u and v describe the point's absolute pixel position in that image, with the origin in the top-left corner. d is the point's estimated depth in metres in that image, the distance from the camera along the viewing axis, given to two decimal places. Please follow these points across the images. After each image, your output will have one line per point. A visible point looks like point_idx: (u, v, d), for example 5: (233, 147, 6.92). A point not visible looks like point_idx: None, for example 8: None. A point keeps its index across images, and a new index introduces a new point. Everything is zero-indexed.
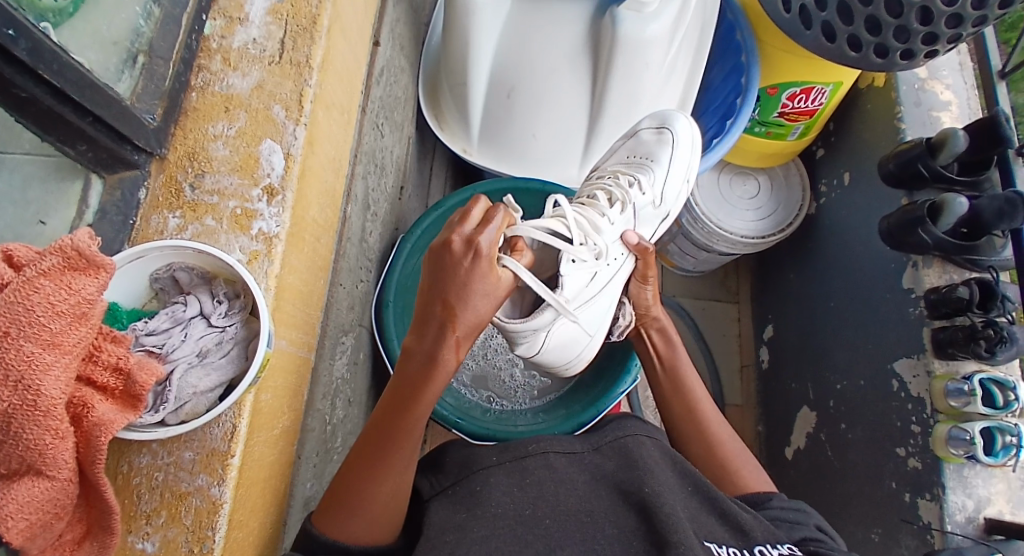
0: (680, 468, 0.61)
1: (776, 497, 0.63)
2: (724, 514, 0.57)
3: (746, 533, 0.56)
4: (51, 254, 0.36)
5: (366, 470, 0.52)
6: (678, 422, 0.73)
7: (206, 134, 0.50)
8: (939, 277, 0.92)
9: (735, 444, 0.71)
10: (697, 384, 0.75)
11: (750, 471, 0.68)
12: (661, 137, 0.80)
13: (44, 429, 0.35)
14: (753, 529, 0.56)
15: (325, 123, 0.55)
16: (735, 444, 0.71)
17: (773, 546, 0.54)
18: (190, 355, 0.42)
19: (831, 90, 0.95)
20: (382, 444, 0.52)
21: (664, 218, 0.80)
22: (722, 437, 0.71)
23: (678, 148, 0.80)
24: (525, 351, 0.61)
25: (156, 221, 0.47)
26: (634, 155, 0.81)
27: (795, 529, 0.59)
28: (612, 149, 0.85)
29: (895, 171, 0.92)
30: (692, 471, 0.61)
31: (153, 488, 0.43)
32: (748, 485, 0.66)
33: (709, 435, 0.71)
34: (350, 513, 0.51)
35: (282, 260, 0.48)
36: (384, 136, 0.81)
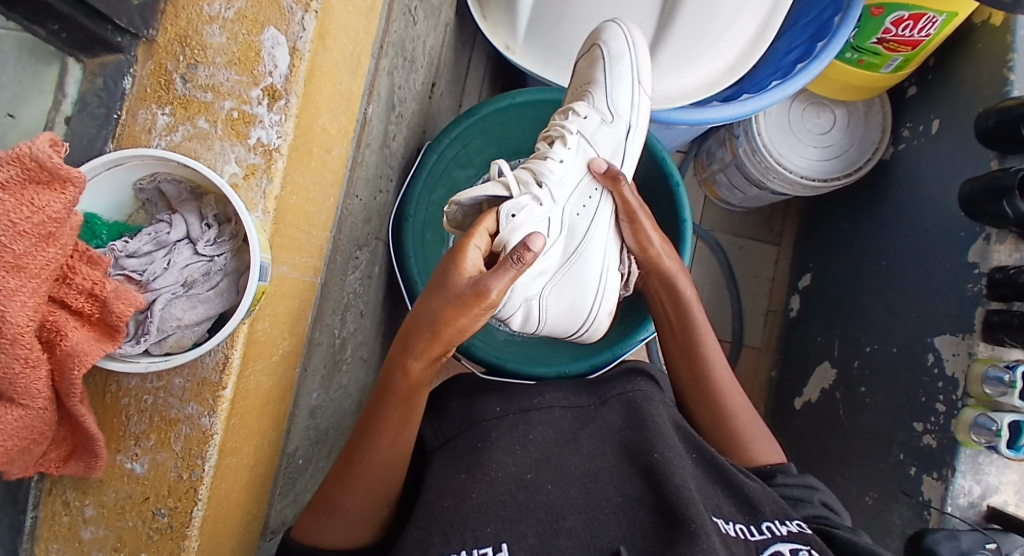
0: (685, 433, 0.59)
1: (785, 472, 0.61)
2: (733, 487, 0.55)
3: (753, 507, 0.53)
4: (7, 164, 0.30)
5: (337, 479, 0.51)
6: (687, 386, 0.69)
7: (200, 14, 0.42)
8: (1010, 255, 0.82)
9: (745, 412, 0.66)
10: (713, 346, 0.69)
11: (756, 444, 0.64)
12: (590, 52, 0.69)
13: (13, 357, 0.32)
14: (761, 503, 0.53)
15: (341, 9, 0.46)
16: (749, 413, 0.67)
17: (781, 522, 0.51)
18: (174, 285, 0.37)
19: (943, 20, 0.81)
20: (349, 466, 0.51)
21: (625, 131, 0.70)
22: (729, 406, 0.66)
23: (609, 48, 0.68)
24: (523, 324, 0.62)
25: (143, 117, 0.41)
26: (577, 82, 0.72)
27: (801, 508, 0.57)
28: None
29: (993, 129, 0.80)
30: (701, 441, 0.59)
31: (142, 412, 0.41)
32: (758, 458, 0.63)
33: (715, 401, 0.67)
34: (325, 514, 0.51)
35: (283, 177, 0.42)
36: (416, 23, 0.71)
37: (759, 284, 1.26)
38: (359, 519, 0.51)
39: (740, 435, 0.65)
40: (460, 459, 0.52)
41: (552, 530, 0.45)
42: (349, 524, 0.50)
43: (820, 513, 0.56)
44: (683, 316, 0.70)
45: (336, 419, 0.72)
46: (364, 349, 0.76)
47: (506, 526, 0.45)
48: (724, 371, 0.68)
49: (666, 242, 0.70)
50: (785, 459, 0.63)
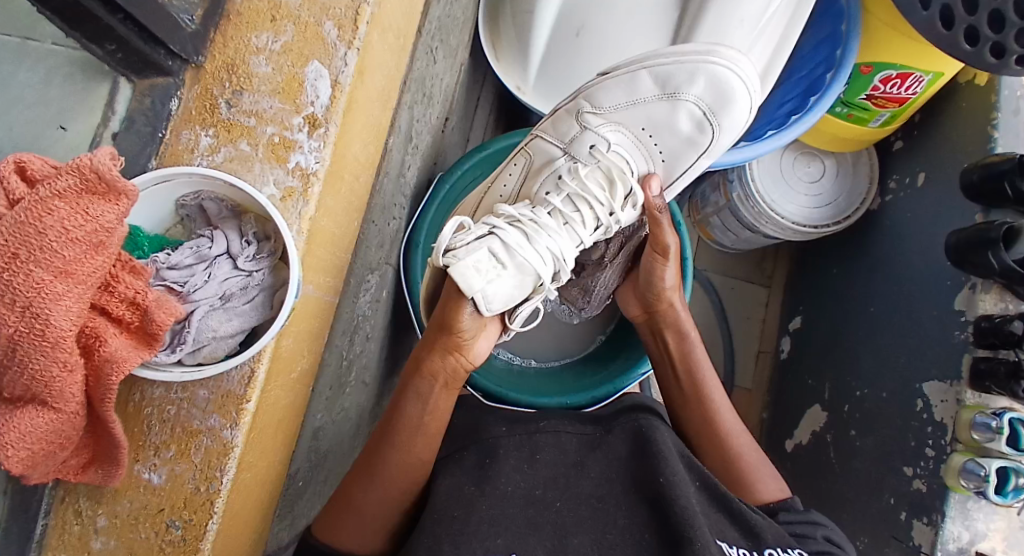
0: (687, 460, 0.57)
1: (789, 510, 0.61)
2: (736, 515, 0.55)
3: (756, 536, 0.54)
4: (68, 173, 0.32)
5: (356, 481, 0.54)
6: (692, 427, 0.70)
7: (248, 45, 0.44)
8: (995, 305, 0.85)
9: (747, 449, 0.67)
10: (713, 386, 0.70)
11: (754, 478, 0.65)
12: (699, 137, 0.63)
13: (52, 361, 0.33)
14: (765, 531, 0.54)
15: (378, 48, 0.49)
16: (753, 452, 0.67)
17: (784, 551, 0.53)
18: (212, 297, 0.39)
19: (929, 80, 0.86)
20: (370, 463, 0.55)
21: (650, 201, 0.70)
22: (727, 443, 0.67)
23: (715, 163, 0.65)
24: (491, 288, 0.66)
25: (187, 137, 0.43)
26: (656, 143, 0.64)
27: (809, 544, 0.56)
28: (626, 97, 0.62)
29: (977, 182, 0.85)
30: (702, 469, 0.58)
31: (164, 422, 0.42)
32: (760, 497, 0.63)
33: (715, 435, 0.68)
34: (348, 515, 0.53)
35: (317, 201, 0.44)
36: (436, 62, 0.74)
37: (750, 324, 1.29)
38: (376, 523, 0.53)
39: (738, 469, 0.65)
40: (468, 472, 0.53)
41: (561, 545, 0.48)
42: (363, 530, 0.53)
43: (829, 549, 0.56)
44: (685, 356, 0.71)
45: (337, 442, 0.72)
46: (367, 374, 0.77)
47: (517, 540, 0.48)
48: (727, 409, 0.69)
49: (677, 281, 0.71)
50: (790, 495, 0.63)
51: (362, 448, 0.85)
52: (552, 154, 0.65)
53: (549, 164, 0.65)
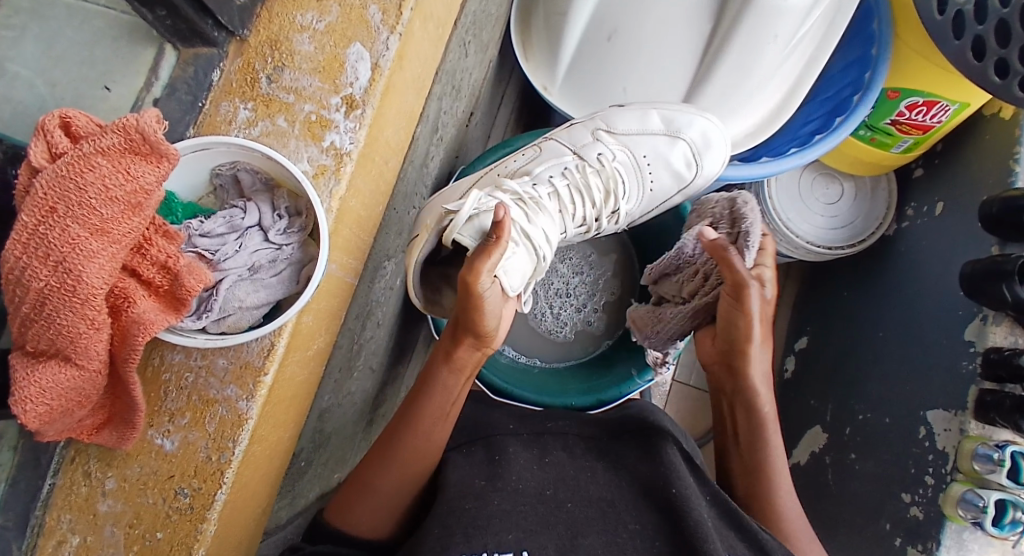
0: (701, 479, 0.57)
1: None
2: (749, 533, 0.54)
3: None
4: (112, 132, 0.32)
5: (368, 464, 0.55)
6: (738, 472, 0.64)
7: (292, 23, 0.45)
8: (1005, 338, 0.85)
9: (798, 502, 0.61)
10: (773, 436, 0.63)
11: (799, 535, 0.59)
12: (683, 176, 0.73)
13: (80, 317, 0.33)
14: (776, 552, 0.54)
15: (419, 35, 0.50)
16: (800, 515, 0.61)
17: None
18: (241, 268, 0.39)
19: (954, 109, 0.86)
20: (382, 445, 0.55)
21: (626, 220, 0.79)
22: (773, 500, 0.60)
23: (692, 208, 0.77)
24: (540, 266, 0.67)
25: (226, 108, 0.43)
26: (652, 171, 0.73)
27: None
28: (636, 125, 0.71)
29: (996, 214, 0.85)
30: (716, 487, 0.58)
31: (181, 389, 0.42)
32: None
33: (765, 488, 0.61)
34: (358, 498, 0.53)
35: (348, 181, 0.44)
36: (468, 55, 0.75)
37: None
38: (390, 502, 0.53)
39: (784, 525, 0.60)
40: (479, 466, 0.54)
41: (571, 545, 0.48)
42: (378, 509, 0.53)
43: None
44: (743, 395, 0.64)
45: (340, 426, 0.73)
46: (374, 360, 0.77)
47: (526, 536, 0.48)
48: (781, 457, 0.63)
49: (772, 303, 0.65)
50: None
51: (364, 435, 0.85)
52: (562, 153, 0.70)
53: (559, 159, 0.69)
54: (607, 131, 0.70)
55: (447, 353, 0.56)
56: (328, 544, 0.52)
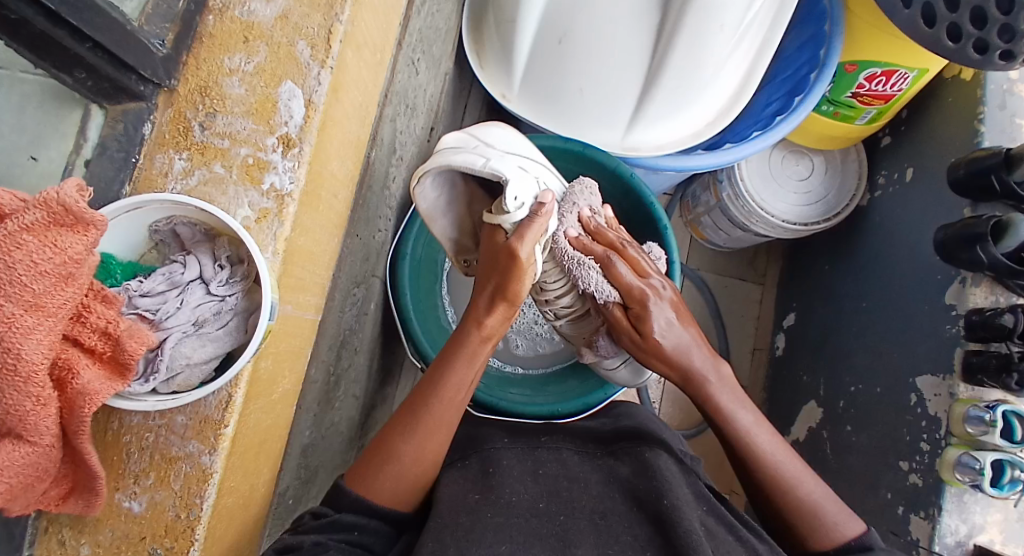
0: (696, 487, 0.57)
1: (881, 546, 0.56)
2: (748, 542, 0.53)
3: None
4: (35, 208, 0.32)
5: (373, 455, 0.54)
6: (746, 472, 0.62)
7: (221, 67, 0.44)
8: (986, 298, 0.85)
9: (818, 490, 0.59)
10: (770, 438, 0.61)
11: (824, 526, 0.57)
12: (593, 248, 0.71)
13: (25, 395, 0.33)
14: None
15: (354, 65, 0.49)
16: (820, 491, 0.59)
17: None
18: (185, 324, 0.39)
19: (913, 77, 0.85)
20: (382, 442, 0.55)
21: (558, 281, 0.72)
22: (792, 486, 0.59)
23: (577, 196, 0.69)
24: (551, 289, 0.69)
25: (160, 161, 0.43)
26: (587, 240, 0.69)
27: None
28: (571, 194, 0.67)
29: (964, 178, 0.85)
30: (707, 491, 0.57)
31: (142, 449, 0.41)
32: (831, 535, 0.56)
33: (774, 489, 0.59)
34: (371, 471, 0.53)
35: (293, 221, 0.44)
36: (419, 73, 0.74)
37: (744, 322, 1.28)
38: (407, 481, 0.53)
39: (809, 518, 0.58)
40: (474, 481, 0.55)
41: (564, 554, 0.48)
42: (397, 491, 0.53)
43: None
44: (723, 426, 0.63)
45: (326, 457, 0.72)
46: (356, 386, 0.76)
47: (519, 548, 0.48)
48: (779, 452, 0.61)
49: (684, 328, 0.65)
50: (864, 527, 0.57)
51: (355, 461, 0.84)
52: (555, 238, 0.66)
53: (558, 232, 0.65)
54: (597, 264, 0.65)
55: (480, 320, 0.56)
56: (351, 514, 0.51)
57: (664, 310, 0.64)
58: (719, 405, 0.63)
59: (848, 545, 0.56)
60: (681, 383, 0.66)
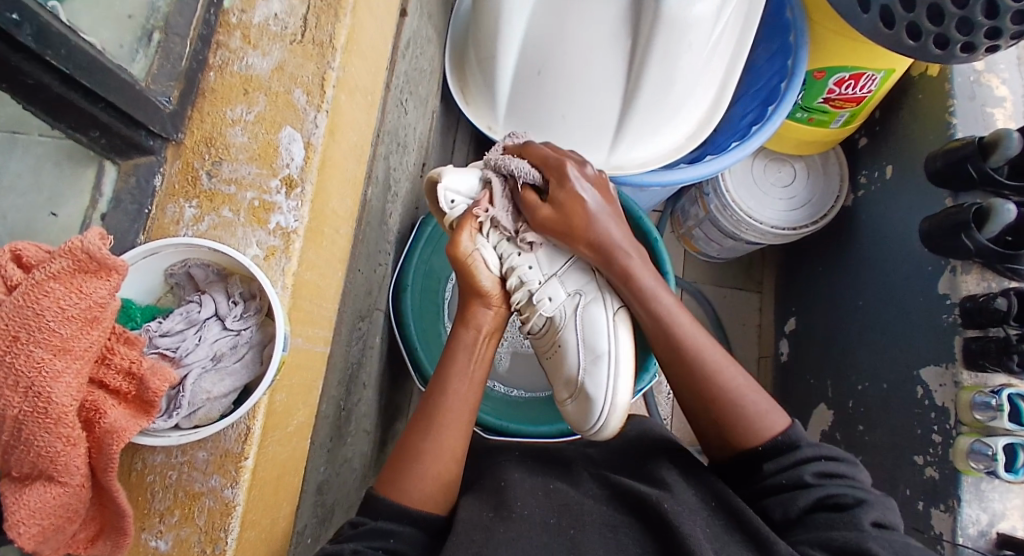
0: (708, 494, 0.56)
1: (808, 442, 0.56)
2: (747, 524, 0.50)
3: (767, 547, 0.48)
4: (60, 257, 0.34)
5: (397, 468, 0.55)
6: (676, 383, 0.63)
7: (224, 119, 0.47)
8: (978, 285, 0.86)
9: (750, 392, 0.59)
10: (705, 341, 0.61)
11: (747, 421, 0.57)
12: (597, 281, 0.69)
13: (56, 436, 0.34)
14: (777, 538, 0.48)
15: (348, 108, 0.52)
16: (745, 386, 0.59)
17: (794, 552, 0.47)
18: (204, 359, 0.41)
19: (881, 78, 0.89)
20: (399, 453, 0.56)
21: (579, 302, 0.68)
22: (713, 371, 0.60)
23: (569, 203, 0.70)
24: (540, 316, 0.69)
25: (172, 210, 0.46)
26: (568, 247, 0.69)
27: (810, 491, 0.52)
28: None
29: (941, 168, 0.88)
30: (718, 484, 0.55)
31: (166, 488, 0.43)
32: (758, 432, 0.57)
33: (700, 380, 0.60)
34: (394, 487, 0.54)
35: (299, 257, 0.46)
36: (407, 112, 0.77)
37: (746, 331, 1.29)
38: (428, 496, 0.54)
39: (728, 405, 0.58)
40: (486, 498, 0.55)
41: None
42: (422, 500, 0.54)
43: (830, 490, 0.51)
44: (663, 335, 0.62)
45: (342, 494, 0.73)
46: (366, 420, 0.77)
47: None
48: (705, 343, 0.61)
49: (607, 204, 0.64)
50: (789, 423, 0.57)
51: None
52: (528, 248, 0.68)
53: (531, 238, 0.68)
54: (534, 166, 0.66)
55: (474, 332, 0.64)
56: (390, 523, 0.52)
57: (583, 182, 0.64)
58: (643, 288, 0.64)
59: (775, 442, 0.56)
60: (614, 276, 0.65)
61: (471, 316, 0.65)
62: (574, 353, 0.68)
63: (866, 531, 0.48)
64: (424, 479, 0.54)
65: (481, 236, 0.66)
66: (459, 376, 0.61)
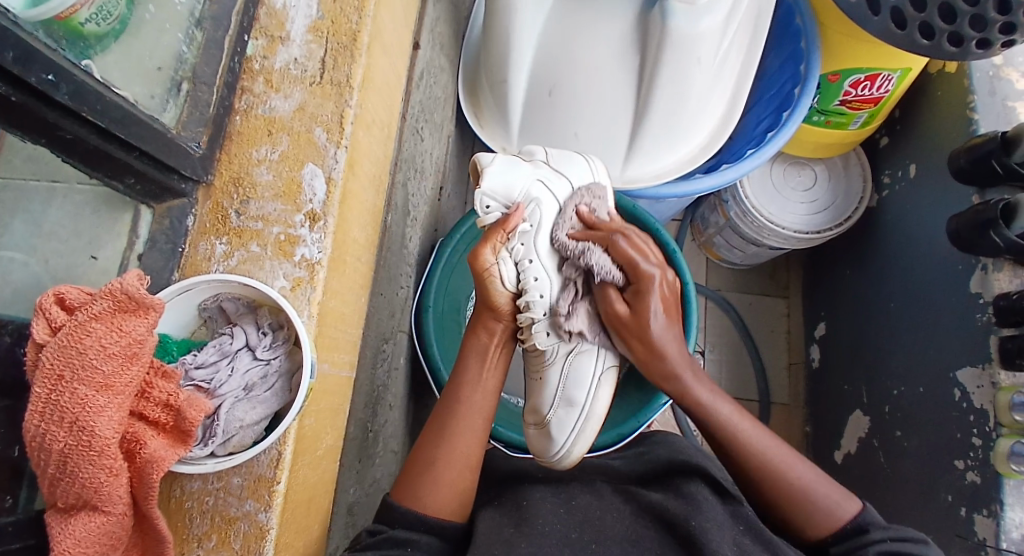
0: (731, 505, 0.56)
1: (879, 526, 0.53)
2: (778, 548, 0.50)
3: None
4: (101, 298, 0.36)
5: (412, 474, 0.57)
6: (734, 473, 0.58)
7: (250, 159, 0.50)
8: (1011, 282, 0.83)
9: (804, 472, 0.56)
10: (760, 433, 0.58)
11: (814, 511, 0.54)
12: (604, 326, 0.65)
13: (99, 468, 0.36)
14: None
15: (366, 142, 0.54)
16: (811, 473, 0.56)
17: None
18: (237, 389, 0.43)
19: (898, 77, 0.88)
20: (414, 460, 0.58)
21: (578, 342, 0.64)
22: (780, 468, 0.56)
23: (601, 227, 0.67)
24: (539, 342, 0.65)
25: (203, 247, 0.48)
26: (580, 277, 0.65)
27: None
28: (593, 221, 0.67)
29: (967, 167, 0.86)
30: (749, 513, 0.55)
31: (204, 512, 0.45)
32: (819, 521, 0.54)
33: (767, 486, 0.56)
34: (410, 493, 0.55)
35: (324, 286, 0.48)
36: (424, 139, 0.80)
37: (775, 338, 1.27)
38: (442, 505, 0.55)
39: (796, 508, 0.55)
40: (507, 516, 0.55)
41: None
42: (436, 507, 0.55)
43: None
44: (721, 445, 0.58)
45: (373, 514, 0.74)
46: (394, 441, 0.79)
47: None
48: (768, 439, 0.57)
49: (671, 326, 0.60)
50: (861, 507, 0.54)
51: None
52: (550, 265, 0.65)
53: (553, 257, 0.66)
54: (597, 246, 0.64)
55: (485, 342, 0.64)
56: (406, 531, 0.53)
57: (655, 301, 0.60)
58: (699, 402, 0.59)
59: (845, 529, 0.53)
60: (659, 379, 0.61)
61: (484, 328, 0.64)
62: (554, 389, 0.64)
63: None
64: (440, 485, 0.56)
65: (505, 249, 0.64)
66: (474, 386, 0.61)
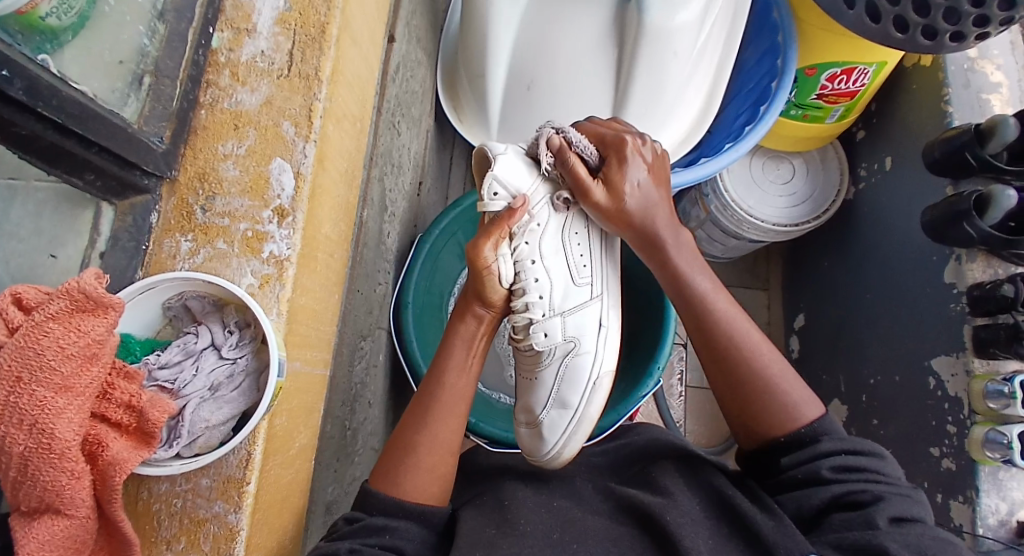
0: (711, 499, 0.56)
1: (831, 435, 0.54)
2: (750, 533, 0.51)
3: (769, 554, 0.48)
4: (58, 298, 0.35)
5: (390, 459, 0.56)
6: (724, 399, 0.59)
7: (215, 154, 0.49)
8: (984, 272, 0.85)
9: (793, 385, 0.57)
10: (746, 330, 0.59)
11: (782, 408, 0.56)
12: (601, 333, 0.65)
13: (61, 470, 0.35)
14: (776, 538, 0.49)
15: (336, 137, 0.54)
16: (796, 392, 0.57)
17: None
18: (202, 389, 0.42)
19: (873, 71, 0.89)
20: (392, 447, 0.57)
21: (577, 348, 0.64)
22: (767, 381, 0.56)
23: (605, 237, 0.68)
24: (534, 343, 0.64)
25: (168, 245, 0.47)
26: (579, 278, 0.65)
27: (827, 488, 0.51)
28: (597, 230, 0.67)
29: (939, 159, 0.87)
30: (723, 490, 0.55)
31: (172, 515, 0.44)
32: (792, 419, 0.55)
33: (735, 366, 0.58)
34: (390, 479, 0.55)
35: (293, 283, 0.47)
36: (401, 134, 0.79)
37: None
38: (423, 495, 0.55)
39: (767, 392, 0.56)
40: (489, 515, 0.55)
41: None
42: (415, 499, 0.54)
43: (849, 487, 0.50)
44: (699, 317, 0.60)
45: None
46: (373, 438, 0.78)
47: None
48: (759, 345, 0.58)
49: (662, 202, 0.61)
50: (821, 410, 0.56)
51: None
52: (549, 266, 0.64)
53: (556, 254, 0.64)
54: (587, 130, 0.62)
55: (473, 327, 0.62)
56: (383, 517, 0.52)
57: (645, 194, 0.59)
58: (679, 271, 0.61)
59: (797, 434, 0.54)
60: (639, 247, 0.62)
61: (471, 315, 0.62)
62: (548, 390, 0.64)
63: (880, 529, 0.47)
64: (421, 470, 0.55)
65: (506, 245, 0.61)
66: (457, 370, 0.60)
